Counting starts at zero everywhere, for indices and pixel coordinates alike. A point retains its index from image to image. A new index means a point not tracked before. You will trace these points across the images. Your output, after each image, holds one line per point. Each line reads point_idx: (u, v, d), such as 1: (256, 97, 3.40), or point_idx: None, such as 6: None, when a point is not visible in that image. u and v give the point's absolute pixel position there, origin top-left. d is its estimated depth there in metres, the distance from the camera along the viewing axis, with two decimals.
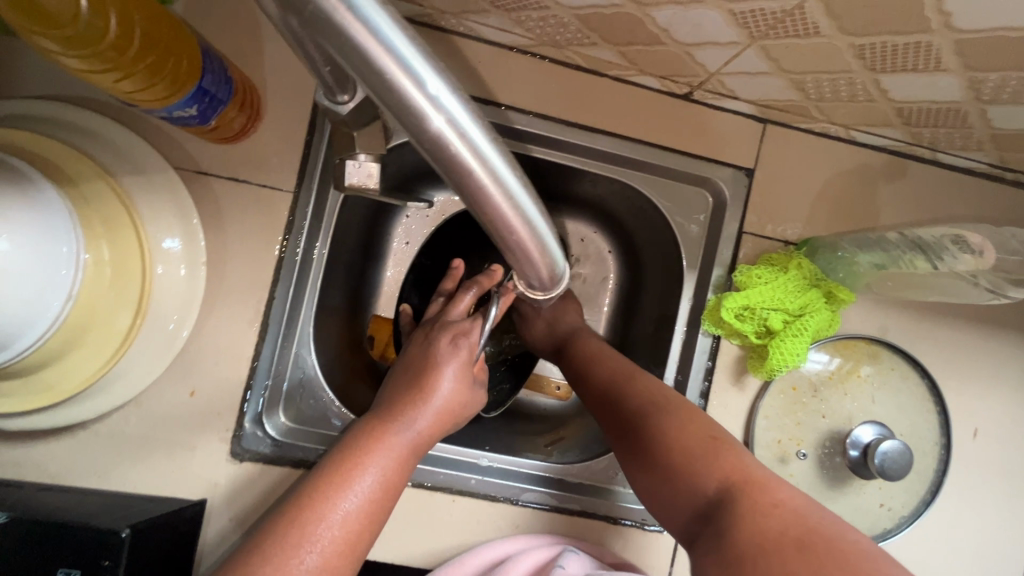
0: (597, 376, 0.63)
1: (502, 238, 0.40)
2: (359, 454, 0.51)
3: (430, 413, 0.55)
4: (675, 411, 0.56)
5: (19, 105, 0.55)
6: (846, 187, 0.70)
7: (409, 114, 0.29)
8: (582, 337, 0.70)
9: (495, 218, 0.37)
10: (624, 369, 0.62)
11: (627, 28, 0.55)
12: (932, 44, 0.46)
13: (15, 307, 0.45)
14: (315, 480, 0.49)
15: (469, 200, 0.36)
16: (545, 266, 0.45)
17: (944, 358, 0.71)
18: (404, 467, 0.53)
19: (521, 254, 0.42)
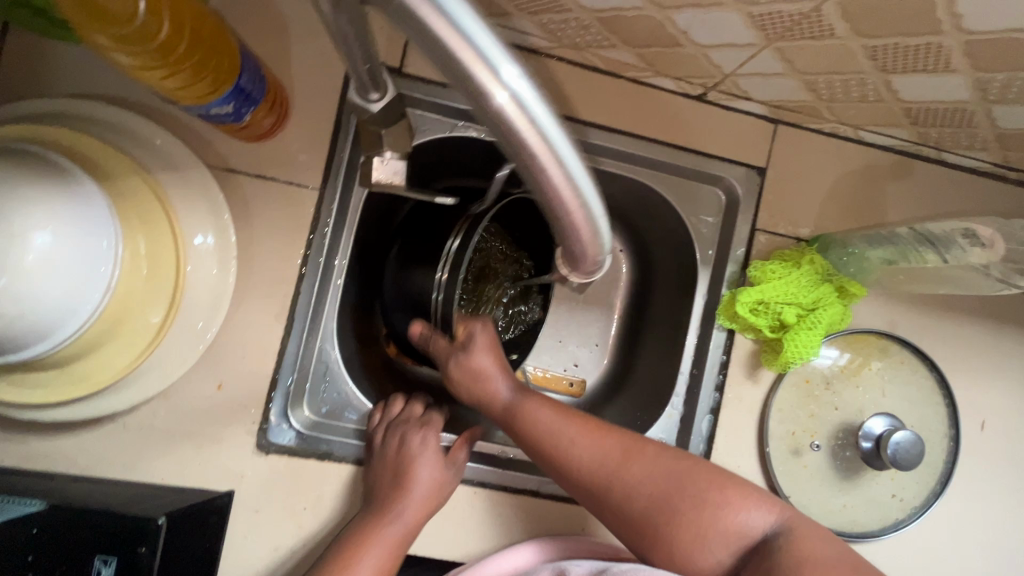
0: (577, 467, 0.57)
1: (558, 221, 0.39)
2: (405, 465, 0.64)
3: (427, 498, 0.64)
4: (689, 489, 0.55)
5: (55, 103, 0.57)
6: (854, 186, 0.72)
7: (473, 93, 0.29)
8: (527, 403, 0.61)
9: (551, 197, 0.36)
10: (601, 450, 0.57)
11: (647, 31, 0.57)
12: (942, 46, 0.48)
13: (56, 300, 0.47)
14: (368, 503, 0.64)
15: (528, 179, 0.35)
16: (597, 253, 0.44)
17: (951, 352, 0.73)
18: (438, 470, 0.66)
19: (575, 239, 0.41)
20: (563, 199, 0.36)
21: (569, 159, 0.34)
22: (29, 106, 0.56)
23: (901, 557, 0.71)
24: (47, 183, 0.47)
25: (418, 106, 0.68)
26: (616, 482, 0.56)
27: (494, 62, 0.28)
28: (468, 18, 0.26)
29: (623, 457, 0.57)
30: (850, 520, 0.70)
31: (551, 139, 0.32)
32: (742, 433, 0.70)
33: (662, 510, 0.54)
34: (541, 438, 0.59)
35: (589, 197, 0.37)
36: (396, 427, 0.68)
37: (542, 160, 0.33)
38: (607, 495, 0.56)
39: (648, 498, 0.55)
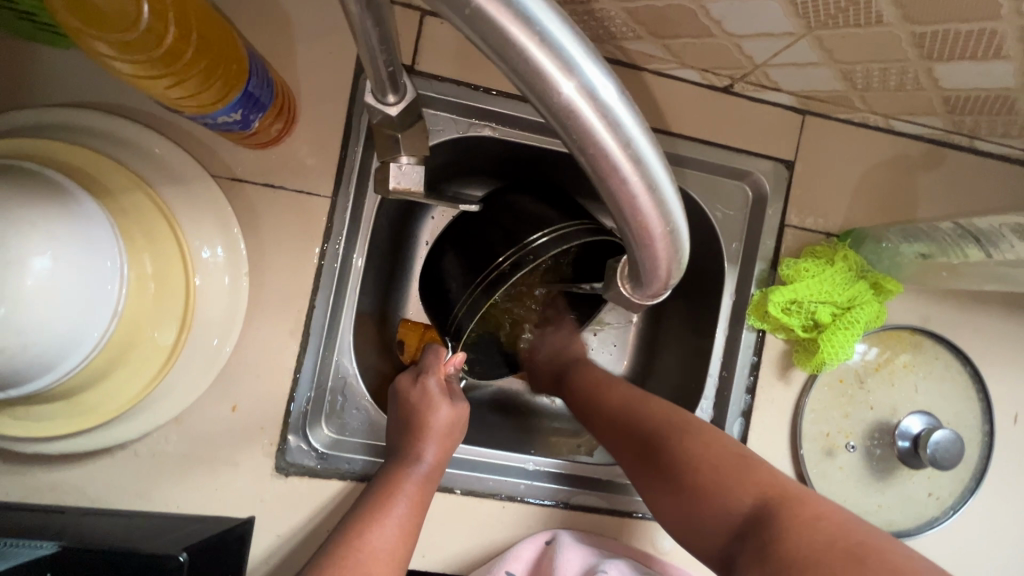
0: (607, 407, 0.61)
1: (632, 239, 0.35)
2: (416, 441, 0.58)
3: (432, 440, 0.59)
4: (693, 432, 0.54)
5: (45, 113, 0.53)
6: (885, 178, 0.70)
7: (546, 97, 0.26)
8: (582, 368, 0.68)
9: (626, 208, 0.32)
10: (629, 397, 0.60)
11: (678, 21, 0.54)
12: (997, 31, 0.46)
13: (62, 329, 0.43)
14: (377, 483, 0.56)
15: (602, 191, 0.32)
16: (670, 274, 0.39)
17: (985, 345, 0.71)
18: (448, 447, 0.60)
19: (650, 260, 0.37)
20: (642, 212, 0.32)
21: (652, 164, 0.30)
22: (17, 117, 0.52)
23: (936, 555, 0.70)
24: (44, 201, 0.43)
25: (432, 105, 0.65)
26: (633, 422, 0.58)
27: (572, 56, 0.24)
28: (542, 9, 0.23)
29: (645, 398, 0.59)
30: (886, 520, 0.69)
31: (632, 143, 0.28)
32: (775, 434, 0.69)
33: (667, 443, 0.54)
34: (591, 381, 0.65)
35: (672, 209, 0.33)
36: (432, 379, 0.63)
37: (622, 167, 0.29)
38: (628, 437, 0.57)
39: (655, 427, 0.56)
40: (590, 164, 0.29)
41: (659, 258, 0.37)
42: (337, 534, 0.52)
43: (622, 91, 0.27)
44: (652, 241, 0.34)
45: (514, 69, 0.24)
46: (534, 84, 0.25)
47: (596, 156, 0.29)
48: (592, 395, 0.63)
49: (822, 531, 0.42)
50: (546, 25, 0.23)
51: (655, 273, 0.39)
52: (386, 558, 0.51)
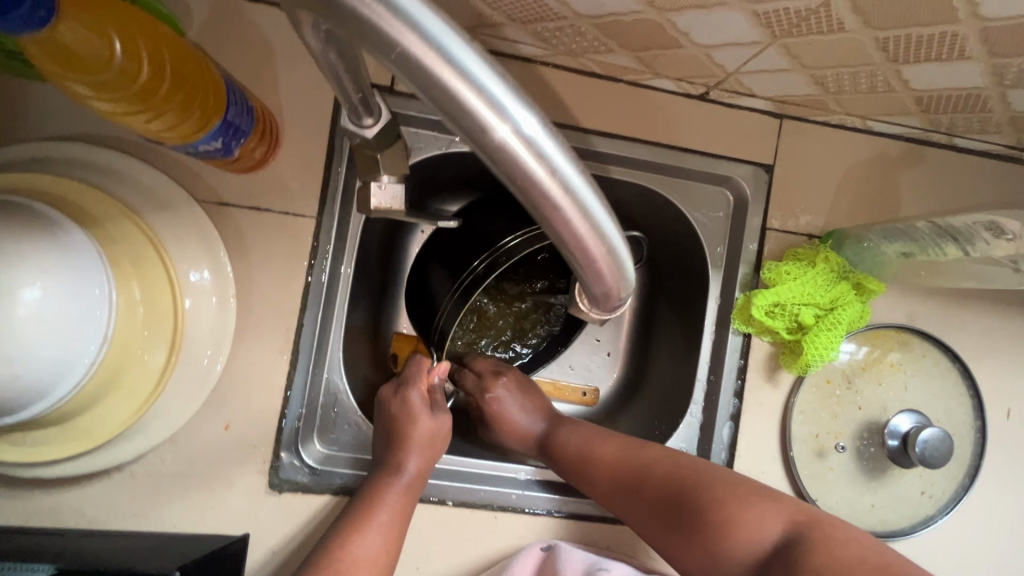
0: (600, 475, 0.61)
1: (576, 263, 0.36)
2: (398, 451, 0.59)
3: (415, 451, 0.59)
4: (704, 479, 0.56)
5: (35, 148, 0.55)
6: (865, 178, 0.70)
7: (476, 133, 0.28)
8: (564, 428, 0.66)
9: (568, 240, 0.34)
10: (620, 453, 0.61)
11: (647, 34, 0.55)
12: (958, 34, 0.46)
13: (53, 357, 0.45)
14: (362, 493, 0.57)
15: (540, 221, 0.33)
16: (621, 294, 0.41)
17: (973, 341, 0.71)
18: (431, 457, 0.61)
19: (595, 281, 0.38)
20: (582, 240, 0.33)
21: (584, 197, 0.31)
22: (9, 152, 0.54)
23: (932, 554, 0.69)
24: (34, 234, 0.45)
25: (412, 124, 0.66)
26: (638, 487, 0.58)
27: (497, 96, 0.26)
28: (465, 53, 0.25)
29: (646, 456, 0.60)
30: (879, 519, 0.68)
31: (564, 176, 0.30)
32: (764, 437, 0.69)
33: (680, 501, 0.55)
34: (574, 450, 0.63)
35: (610, 235, 0.35)
36: (414, 391, 0.62)
37: (556, 198, 0.31)
38: (636, 499, 0.58)
39: (663, 487, 0.57)
40: (528, 198, 0.31)
41: (604, 283, 0.38)
42: (324, 543, 0.54)
43: (550, 128, 0.29)
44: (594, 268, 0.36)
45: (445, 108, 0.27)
46: (465, 121, 0.27)
47: (531, 190, 0.30)
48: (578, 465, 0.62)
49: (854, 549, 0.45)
50: (468, 65, 0.25)
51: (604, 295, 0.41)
52: (370, 567, 0.53)
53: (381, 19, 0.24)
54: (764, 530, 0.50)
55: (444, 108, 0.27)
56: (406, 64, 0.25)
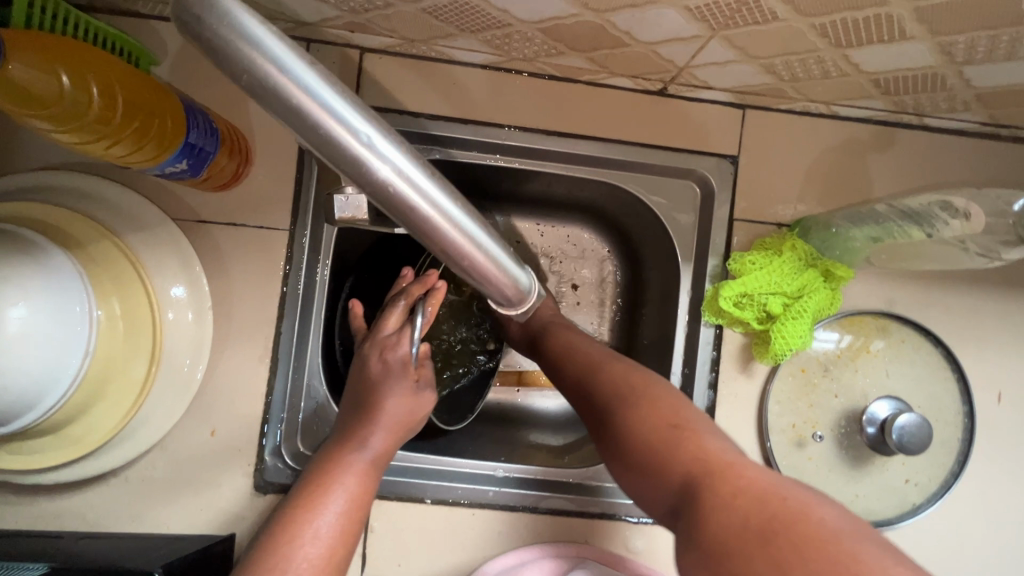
0: (569, 367, 0.61)
1: (468, 275, 0.40)
2: (363, 424, 0.55)
3: (381, 428, 0.56)
4: (647, 396, 0.52)
5: (23, 177, 0.59)
6: (834, 163, 0.69)
7: (358, 170, 0.30)
8: (556, 330, 0.66)
9: (445, 247, 0.36)
10: (601, 356, 0.60)
11: (591, 35, 0.56)
12: (892, 15, 0.46)
13: (39, 371, 0.48)
14: (320, 462, 0.54)
15: (432, 245, 0.36)
16: (516, 290, 0.43)
17: (956, 325, 0.70)
18: (398, 437, 0.57)
19: (484, 282, 0.40)
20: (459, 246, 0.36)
21: (466, 220, 0.35)
22: (1, 183, 0.59)
23: (921, 544, 0.68)
24: (17, 258, 0.49)
25: None
26: (597, 384, 0.56)
27: (352, 122, 0.29)
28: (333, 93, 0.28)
29: (612, 360, 0.58)
30: (864, 509, 0.67)
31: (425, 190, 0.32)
32: (741, 428, 0.69)
33: (618, 416, 0.52)
34: (558, 350, 0.63)
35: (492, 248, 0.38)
36: (392, 355, 0.57)
37: (422, 208, 0.33)
38: (590, 409, 0.56)
39: (611, 396, 0.54)
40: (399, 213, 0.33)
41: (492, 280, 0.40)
42: (276, 516, 0.52)
43: (408, 148, 0.32)
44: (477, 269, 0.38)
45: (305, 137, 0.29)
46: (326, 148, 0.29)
47: (399, 205, 0.32)
48: (562, 355, 0.62)
49: (744, 497, 0.39)
50: (317, 89, 0.27)
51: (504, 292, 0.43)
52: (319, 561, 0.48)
53: (248, 54, 0.26)
54: (671, 469, 0.45)
55: (305, 135, 0.29)
56: (265, 96, 0.27)
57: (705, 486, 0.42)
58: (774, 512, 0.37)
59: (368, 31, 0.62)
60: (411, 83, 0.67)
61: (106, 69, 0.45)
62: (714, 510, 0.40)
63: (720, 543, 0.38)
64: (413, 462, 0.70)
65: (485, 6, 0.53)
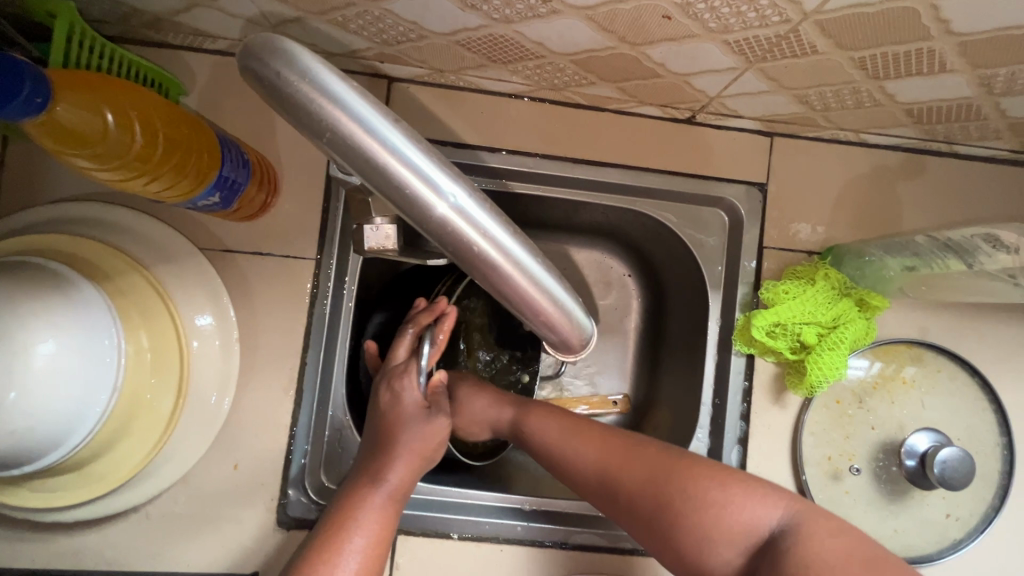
0: (574, 458, 0.56)
1: (526, 317, 0.38)
2: (382, 454, 0.55)
3: (401, 457, 0.55)
4: (687, 472, 0.49)
5: (51, 209, 0.58)
6: (864, 190, 0.69)
7: (416, 207, 0.30)
8: (528, 415, 0.62)
9: (508, 292, 0.35)
10: (601, 451, 0.55)
11: (624, 66, 0.56)
12: (935, 49, 0.46)
13: (67, 409, 0.47)
14: (339, 503, 0.52)
15: (488, 284, 0.35)
16: (580, 337, 0.41)
17: (991, 354, 0.69)
18: (415, 469, 0.56)
19: (548, 329, 0.39)
20: (522, 290, 0.35)
21: (532, 265, 0.34)
22: (29, 215, 0.58)
23: None
24: (50, 293, 0.48)
25: None
26: (618, 477, 0.52)
27: (420, 166, 0.29)
28: (401, 138, 0.29)
29: (623, 445, 0.54)
30: (903, 545, 0.66)
31: (491, 233, 0.32)
32: (775, 460, 0.67)
33: (664, 501, 0.49)
34: (547, 447, 0.58)
35: (555, 291, 0.37)
36: (408, 388, 0.56)
37: (486, 252, 0.33)
38: (616, 500, 0.52)
39: (647, 496, 0.50)
40: (463, 258, 0.33)
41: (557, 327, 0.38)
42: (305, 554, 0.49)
43: (475, 194, 0.32)
44: (541, 315, 0.37)
45: (376, 182, 0.30)
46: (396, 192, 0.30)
47: (462, 247, 0.32)
48: (559, 460, 0.57)
49: (844, 539, 0.42)
50: (389, 137, 0.29)
51: (568, 339, 0.41)
52: None
53: (330, 112, 0.28)
54: (764, 516, 0.46)
55: (376, 181, 0.30)
56: (340, 145, 0.29)
57: (801, 532, 0.43)
58: (879, 556, 0.41)
59: (398, 62, 0.62)
60: (438, 112, 0.67)
61: (144, 105, 0.44)
62: (814, 554, 0.41)
63: (826, 569, 0.40)
64: (438, 495, 0.68)
65: (520, 39, 0.53)
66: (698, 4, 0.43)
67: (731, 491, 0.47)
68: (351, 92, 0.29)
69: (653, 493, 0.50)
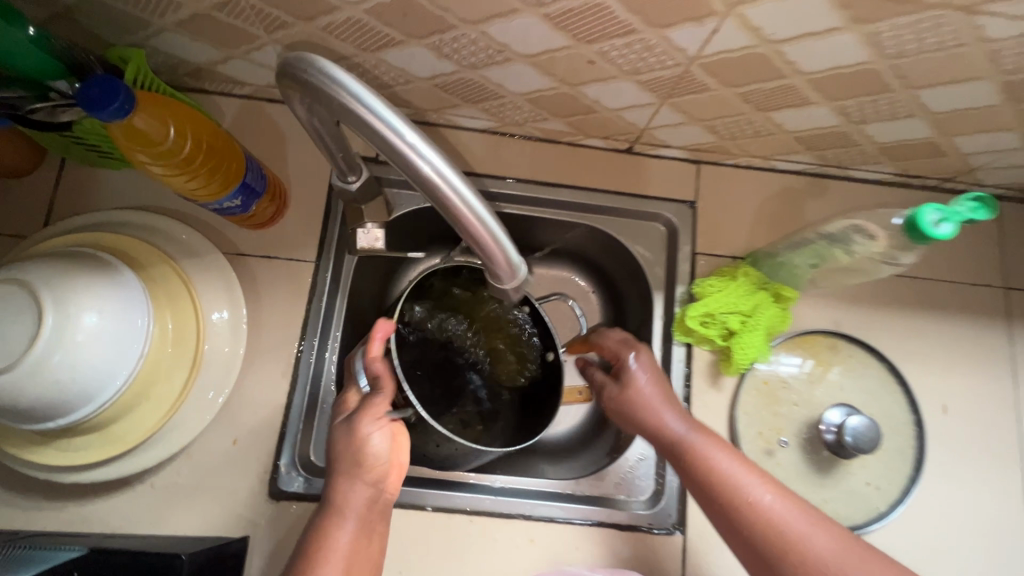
0: (744, 508, 0.58)
1: (474, 248, 0.46)
2: (338, 483, 0.60)
3: (360, 480, 0.61)
4: (816, 537, 0.55)
5: (98, 215, 0.71)
6: (778, 207, 0.82)
7: (390, 149, 0.40)
8: (706, 437, 0.64)
9: (456, 221, 0.43)
10: (758, 485, 0.59)
11: (568, 104, 0.71)
12: (794, 85, 0.61)
13: (100, 369, 0.57)
14: (314, 535, 0.58)
15: (454, 226, 0.44)
16: (516, 273, 0.48)
17: (898, 343, 0.79)
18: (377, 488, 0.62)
19: (488, 259, 0.46)
20: (464, 219, 0.43)
21: (474, 201, 0.42)
22: (80, 220, 0.70)
23: (892, 549, 0.73)
24: (99, 274, 0.60)
25: (395, 186, 0.81)
26: (767, 529, 0.56)
27: (386, 113, 0.39)
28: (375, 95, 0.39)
29: (775, 494, 0.58)
30: (833, 514, 0.73)
31: (439, 169, 0.40)
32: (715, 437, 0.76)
33: (801, 554, 0.54)
34: (716, 483, 0.60)
35: (495, 227, 0.44)
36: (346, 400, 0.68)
37: (436, 184, 0.41)
38: (751, 544, 0.57)
39: (784, 543, 0.55)
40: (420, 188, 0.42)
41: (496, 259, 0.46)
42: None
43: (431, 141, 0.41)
44: (481, 244, 0.44)
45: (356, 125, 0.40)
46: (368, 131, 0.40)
47: (417, 179, 0.41)
48: (722, 493, 0.59)
49: None
50: (366, 97, 0.39)
51: (504, 273, 0.48)
52: None
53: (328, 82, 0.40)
54: None
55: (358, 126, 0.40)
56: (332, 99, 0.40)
57: None
58: None
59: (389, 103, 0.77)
60: None
61: (194, 120, 0.58)
62: None
63: None
64: (414, 475, 0.76)
65: (485, 82, 0.68)
66: (611, 51, 0.58)
67: (862, 564, 0.53)
68: (353, 80, 0.40)
69: (792, 542, 0.55)
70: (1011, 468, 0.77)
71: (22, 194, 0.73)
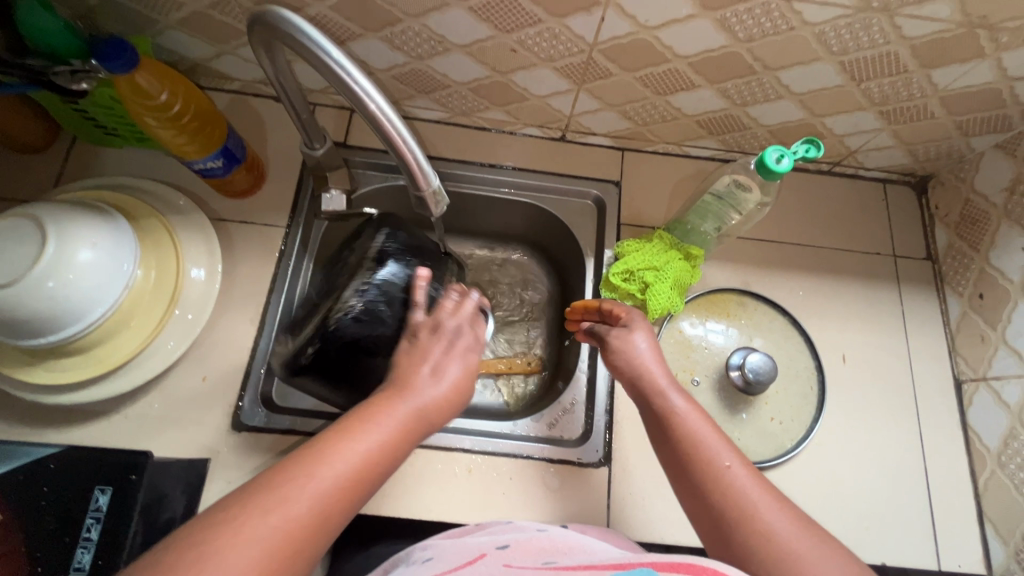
0: (728, 466, 0.57)
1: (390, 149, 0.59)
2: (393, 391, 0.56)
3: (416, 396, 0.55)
4: (779, 508, 0.53)
5: (99, 180, 0.83)
6: (692, 187, 0.95)
7: (319, 62, 0.53)
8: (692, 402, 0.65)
9: (373, 121, 0.56)
10: (736, 452, 0.59)
11: (503, 92, 0.85)
12: (678, 69, 0.75)
13: (91, 291, 0.67)
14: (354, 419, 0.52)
15: (372, 128, 0.57)
16: (424, 173, 0.62)
17: (800, 301, 0.90)
18: (424, 416, 0.56)
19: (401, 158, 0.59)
20: (378, 120, 0.56)
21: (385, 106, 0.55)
22: (83, 183, 0.82)
23: (799, 480, 0.80)
24: (101, 217, 0.70)
25: (359, 167, 0.94)
26: (740, 490, 0.55)
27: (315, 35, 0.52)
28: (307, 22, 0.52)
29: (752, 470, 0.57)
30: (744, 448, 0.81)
31: (355, 78, 0.53)
32: None
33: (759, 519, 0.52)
34: (703, 443, 0.59)
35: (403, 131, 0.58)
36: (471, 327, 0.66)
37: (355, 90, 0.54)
38: (717, 502, 0.55)
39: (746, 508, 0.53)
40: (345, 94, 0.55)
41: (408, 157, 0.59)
42: (239, 515, 0.42)
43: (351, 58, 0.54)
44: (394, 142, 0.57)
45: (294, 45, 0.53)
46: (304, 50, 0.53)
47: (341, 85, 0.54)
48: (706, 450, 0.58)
49: None
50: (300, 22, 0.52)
51: (415, 172, 0.61)
52: (312, 516, 0.44)
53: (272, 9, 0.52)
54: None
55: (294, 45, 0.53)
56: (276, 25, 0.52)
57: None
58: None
59: None
60: None
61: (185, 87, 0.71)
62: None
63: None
64: None
65: (432, 72, 0.82)
66: (527, 39, 0.72)
67: (816, 543, 0.50)
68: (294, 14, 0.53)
69: (756, 506, 0.53)
70: (907, 411, 0.86)
71: (34, 166, 0.85)
